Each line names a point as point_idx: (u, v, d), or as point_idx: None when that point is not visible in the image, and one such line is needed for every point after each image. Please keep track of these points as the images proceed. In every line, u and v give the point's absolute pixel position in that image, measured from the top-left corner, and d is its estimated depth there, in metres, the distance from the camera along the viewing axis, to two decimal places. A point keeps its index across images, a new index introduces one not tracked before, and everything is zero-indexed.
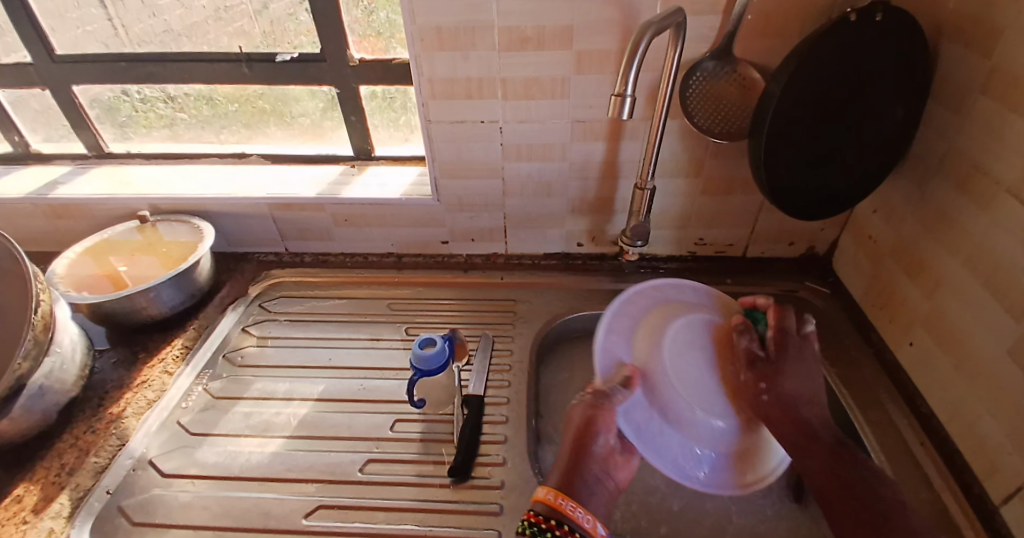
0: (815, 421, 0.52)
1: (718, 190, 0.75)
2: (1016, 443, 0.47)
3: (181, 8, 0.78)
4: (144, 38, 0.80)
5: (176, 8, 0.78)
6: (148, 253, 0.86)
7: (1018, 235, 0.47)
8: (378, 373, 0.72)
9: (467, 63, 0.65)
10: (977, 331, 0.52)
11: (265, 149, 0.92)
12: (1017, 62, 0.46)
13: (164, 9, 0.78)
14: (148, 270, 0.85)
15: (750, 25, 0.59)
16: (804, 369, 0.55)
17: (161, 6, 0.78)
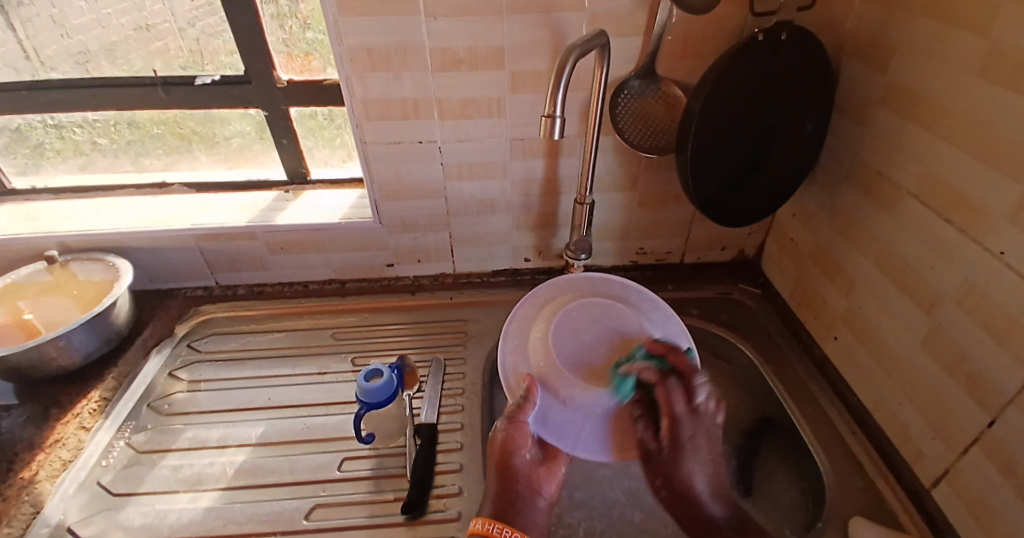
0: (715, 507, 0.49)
1: (653, 202, 0.77)
2: (936, 429, 0.51)
3: (99, 27, 0.72)
4: (53, 60, 0.73)
5: (92, 27, 0.72)
6: (57, 295, 0.77)
7: (920, 236, 0.52)
8: (322, 409, 0.68)
9: (401, 84, 0.64)
10: (892, 324, 0.56)
11: (189, 177, 0.86)
12: (909, 78, 0.51)
13: (77, 29, 0.72)
14: (60, 313, 0.76)
15: (671, 46, 0.62)
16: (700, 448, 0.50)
17: (73, 26, 0.72)
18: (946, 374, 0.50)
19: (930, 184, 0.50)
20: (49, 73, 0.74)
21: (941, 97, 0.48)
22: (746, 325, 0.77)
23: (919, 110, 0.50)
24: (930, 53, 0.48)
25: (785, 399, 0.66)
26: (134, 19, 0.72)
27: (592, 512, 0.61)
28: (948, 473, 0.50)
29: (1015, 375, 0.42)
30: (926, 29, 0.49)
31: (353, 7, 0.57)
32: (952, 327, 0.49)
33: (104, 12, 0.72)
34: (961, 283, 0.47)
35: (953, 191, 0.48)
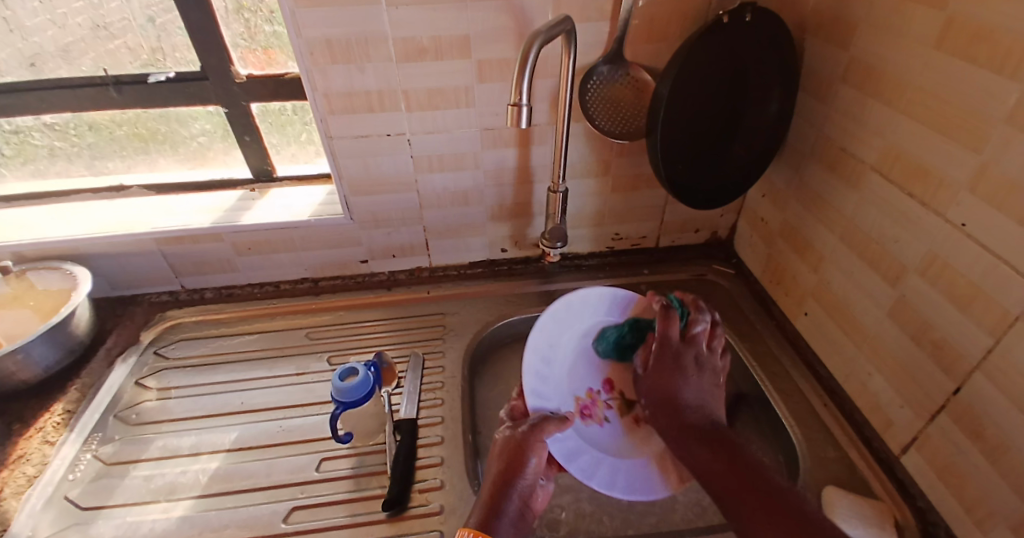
0: (698, 423, 0.52)
1: (627, 187, 0.78)
2: (905, 396, 0.53)
3: (55, 27, 0.68)
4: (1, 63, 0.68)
5: (47, 27, 0.67)
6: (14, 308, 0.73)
7: (884, 209, 0.53)
8: (299, 411, 0.67)
9: (365, 76, 0.62)
10: (859, 298, 0.58)
11: (148, 179, 0.83)
12: (869, 54, 0.52)
13: (32, 31, 0.67)
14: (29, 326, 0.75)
15: (637, 30, 0.62)
16: (687, 377, 0.55)
17: (27, 26, 0.67)
18: (912, 342, 0.51)
19: (891, 157, 0.51)
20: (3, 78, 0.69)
21: (900, 72, 0.49)
22: (719, 305, 0.78)
23: (880, 85, 0.51)
24: (887, 28, 0.49)
25: (760, 374, 0.68)
26: (91, 18, 0.68)
27: (582, 494, 0.61)
28: (916, 438, 0.52)
29: (979, 341, 0.44)
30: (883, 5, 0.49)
31: None
32: (917, 296, 0.50)
33: (58, 11, 0.67)
34: (924, 253, 0.49)
35: (913, 164, 0.49)
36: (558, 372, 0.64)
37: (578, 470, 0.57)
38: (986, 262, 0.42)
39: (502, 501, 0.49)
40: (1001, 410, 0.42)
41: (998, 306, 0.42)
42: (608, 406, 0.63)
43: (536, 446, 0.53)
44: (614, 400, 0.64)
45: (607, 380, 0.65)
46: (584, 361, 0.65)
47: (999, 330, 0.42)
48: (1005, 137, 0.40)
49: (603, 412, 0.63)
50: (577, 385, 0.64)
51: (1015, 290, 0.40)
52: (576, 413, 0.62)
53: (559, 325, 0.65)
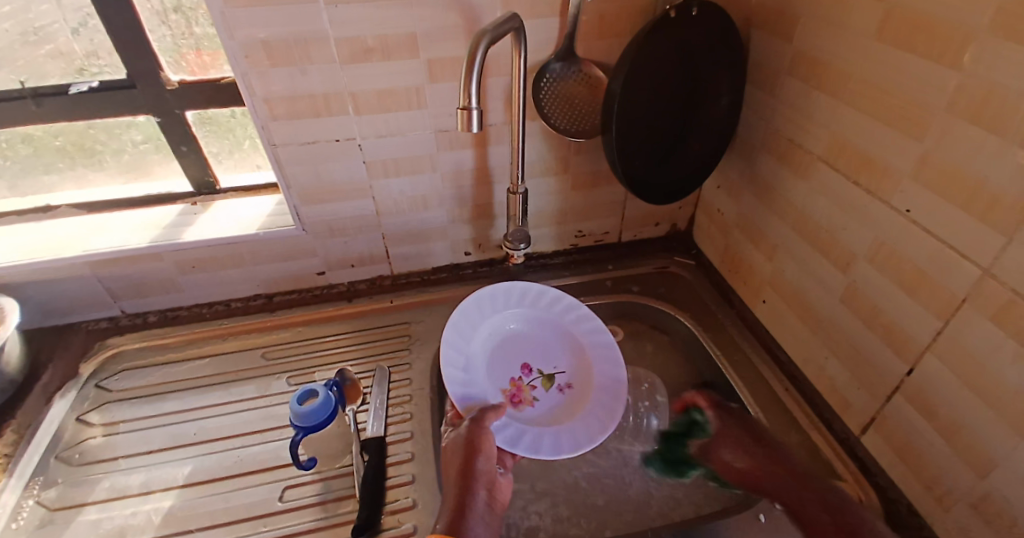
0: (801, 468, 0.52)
1: (587, 184, 0.77)
2: (861, 380, 0.55)
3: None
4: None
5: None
6: None
7: (832, 199, 0.54)
8: (259, 438, 0.64)
9: (307, 78, 0.59)
10: (813, 286, 0.59)
11: (78, 197, 0.77)
12: (813, 45, 0.53)
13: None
14: None
15: (587, 25, 0.61)
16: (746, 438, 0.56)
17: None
18: (865, 327, 0.52)
19: (838, 147, 0.52)
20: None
21: (843, 63, 0.49)
22: (682, 297, 0.79)
23: (824, 77, 0.52)
24: (829, 19, 0.50)
25: (724, 364, 0.68)
26: (21, 23, 0.62)
27: (558, 499, 0.61)
28: (874, 420, 0.54)
29: (929, 324, 0.45)
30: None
31: None
32: (868, 283, 0.51)
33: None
34: (873, 240, 0.50)
35: (859, 154, 0.50)
36: (479, 375, 0.64)
37: (525, 448, 0.57)
38: (932, 248, 0.44)
39: (468, 500, 0.48)
40: (953, 391, 0.44)
41: (945, 290, 0.43)
42: (533, 386, 0.66)
43: (484, 438, 0.53)
44: (536, 379, 0.67)
45: (524, 365, 0.68)
46: (499, 355, 0.68)
47: (947, 313, 0.43)
48: (947, 125, 0.41)
49: (530, 393, 0.65)
50: (500, 378, 0.66)
51: (959, 274, 0.42)
52: (507, 403, 0.64)
53: (464, 332, 0.66)
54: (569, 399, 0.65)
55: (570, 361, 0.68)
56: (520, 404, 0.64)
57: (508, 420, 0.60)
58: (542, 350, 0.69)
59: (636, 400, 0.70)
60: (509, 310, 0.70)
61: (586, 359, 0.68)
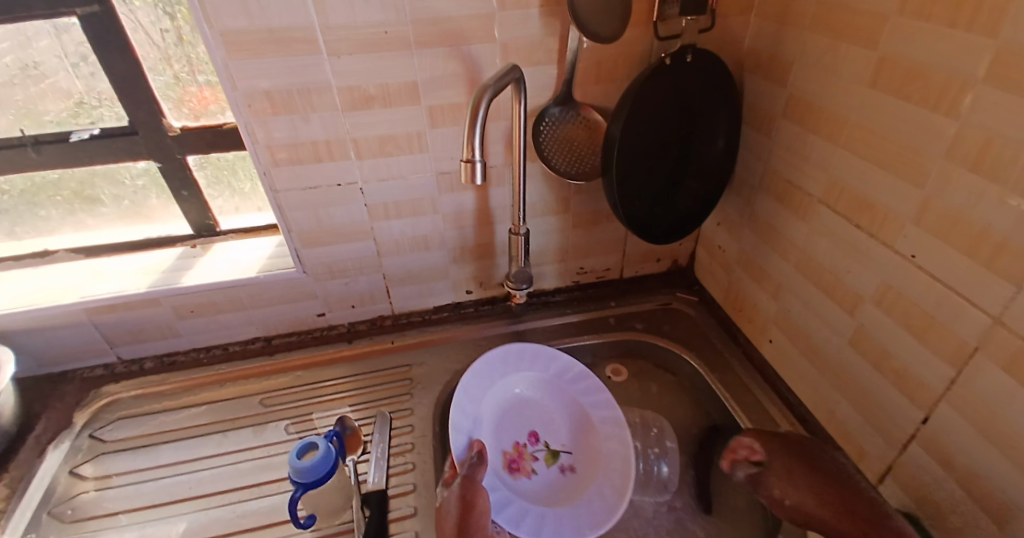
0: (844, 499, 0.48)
1: (587, 222, 0.77)
2: (874, 424, 0.54)
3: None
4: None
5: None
6: None
7: (834, 241, 0.54)
8: (256, 492, 0.62)
9: (309, 125, 0.59)
10: (820, 327, 0.58)
11: (74, 242, 0.76)
12: (807, 91, 0.53)
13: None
14: None
15: (585, 71, 0.62)
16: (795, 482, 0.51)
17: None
18: (876, 371, 0.52)
19: (837, 190, 0.52)
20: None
21: (838, 109, 0.50)
22: (687, 335, 0.78)
23: (820, 121, 0.53)
24: (822, 66, 0.51)
25: (732, 405, 0.67)
26: (19, 57, 0.61)
27: None
28: (891, 467, 0.52)
29: (941, 371, 0.44)
30: (817, 44, 0.51)
31: (248, 49, 0.52)
32: (875, 326, 0.51)
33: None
34: (878, 283, 0.49)
35: (859, 198, 0.50)
36: (485, 438, 0.65)
37: (507, 519, 0.57)
38: (938, 294, 0.43)
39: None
40: (968, 441, 0.43)
41: (954, 336, 0.42)
42: (535, 457, 0.66)
43: (478, 493, 0.52)
44: (539, 451, 0.67)
45: (532, 432, 0.69)
46: (509, 417, 0.69)
47: (958, 361, 0.42)
48: (946, 170, 0.41)
49: (530, 464, 0.65)
50: (503, 441, 0.67)
51: (968, 321, 0.41)
52: (506, 469, 0.64)
53: (475, 395, 0.67)
54: (567, 482, 0.64)
55: (577, 439, 0.68)
56: (516, 473, 0.64)
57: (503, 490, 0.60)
58: (549, 421, 0.70)
59: (646, 445, 0.69)
60: (525, 371, 0.71)
61: (592, 441, 0.66)
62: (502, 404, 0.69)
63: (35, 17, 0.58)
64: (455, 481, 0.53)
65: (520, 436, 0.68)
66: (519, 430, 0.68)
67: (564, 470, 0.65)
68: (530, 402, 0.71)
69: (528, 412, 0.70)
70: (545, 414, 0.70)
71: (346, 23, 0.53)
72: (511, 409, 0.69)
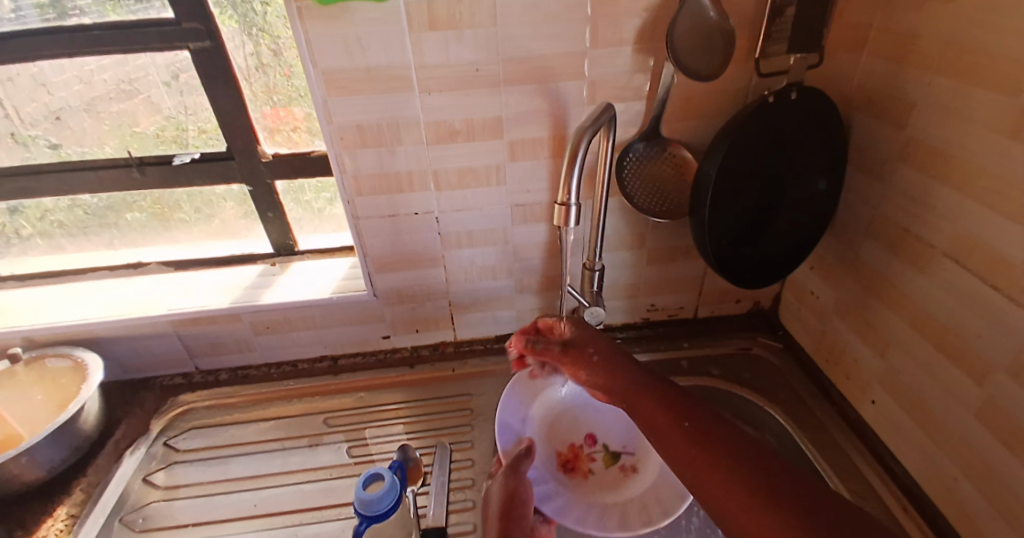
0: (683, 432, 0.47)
1: (663, 259, 0.74)
2: (999, 510, 0.47)
3: (81, 83, 0.65)
4: (30, 144, 0.68)
5: (72, 83, 0.65)
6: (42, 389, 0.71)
7: (959, 299, 0.48)
8: (317, 515, 0.63)
9: (395, 158, 0.60)
10: (936, 391, 0.53)
11: (162, 254, 0.81)
12: (931, 135, 0.49)
13: (56, 86, 0.65)
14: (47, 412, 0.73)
15: (674, 107, 0.59)
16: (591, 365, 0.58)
17: (52, 82, 0.65)
18: (1005, 451, 0.45)
19: (965, 244, 0.47)
20: (30, 161, 0.69)
21: (970, 158, 0.45)
22: (769, 385, 0.75)
23: (945, 169, 0.48)
24: (950, 111, 0.46)
25: (823, 467, 0.63)
26: (116, 74, 0.65)
27: None
28: None
29: None
30: (945, 88, 0.46)
31: (343, 86, 0.54)
32: (1007, 398, 0.45)
33: (85, 68, 0.64)
34: (1013, 353, 0.44)
35: (993, 254, 0.44)
36: (540, 438, 0.68)
37: (551, 509, 0.60)
38: None
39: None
40: None
41: None
42: (592, 458, 0.67)
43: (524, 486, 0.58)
44: (598, 452, 0.67)
45: (590, 434, 0.69)
46: (567, 419, 0.70)
47: None
48: None
49: (587, 465, 0.66)
50: (560, 440, 0.68)
51: None
52: (562, 466, 0.66)
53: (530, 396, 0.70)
54: (626, 482, 0.64)
55: (636, 442, 0.68)
56: (572, 472, 0.66)
57: (557, 488, 0.63)
58: (609, 424, 0.70)
59: None
60: None
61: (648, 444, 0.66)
62: (559, 406, 0.71)
63: (153, 49, 0.61)
64: (501, 471, 0.59)
65: (578, 436, 0.69)
66: (578, 432, 0.69)
67: (621, 471, 0.65)
68: (590, 404, 0.71)
69: (587, 415, 0.71)
70: (605, 416, 0.70)
71: (440, 61, 0.53)
72: (568, 410, 0.71)
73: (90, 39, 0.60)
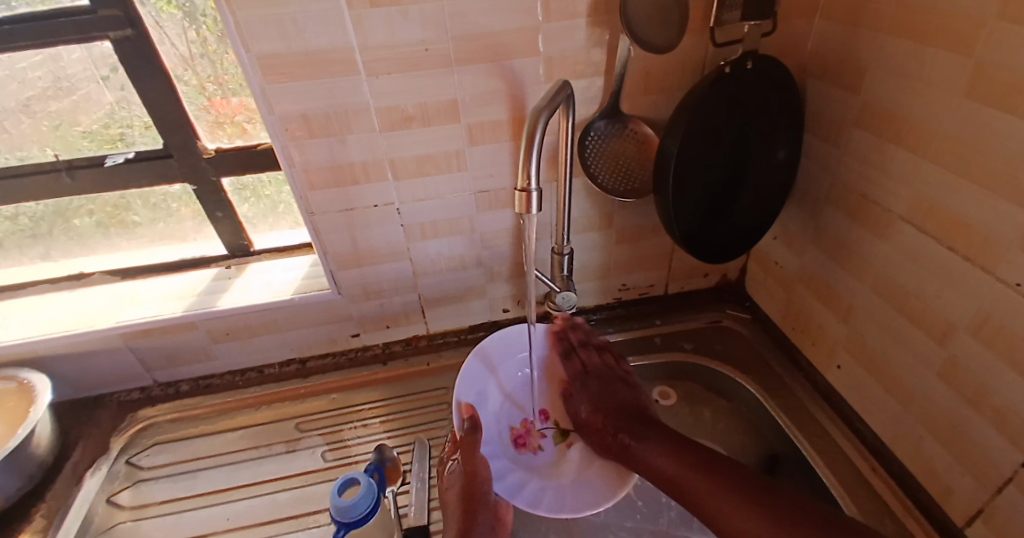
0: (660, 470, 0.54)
1: (631, 238, 0.73)
2: (964, 464, 0.48)
3: (14, 83, 0.59)
4: None
5: (5, 83, 0.59)
6: None
7: (919, 263, 0.49)
8: (293, 523, 0.61)
9: (346, 148, 0.57)
10: (899, 355, 0.54)
11: (110, 263, 0.76)
12: (886, 99, 0.49)
13: None
14: None
15: (633, 82, 0.58)
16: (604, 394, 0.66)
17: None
18: (969, 408, 0.47)
19: (923, 208, 0.47)
20: None
21: (925, 120, 0.45)
22: (741, 356, 0.75)
23: (901, 132, 0.48)
24: (905, 74, 0.46)
25: (796, 434, 0.64)
26: (52, 71, 0.59)
27: None
28: (982, 510, 0.48)
29: None
30: (899, 50, 0.46)
31: (283, 71, 0.50)
32: (969, 358, 0.46)
33: (17, 65, 0.58)
34: (974, 312, 0.44)
35: (950, 216, 0.45)
36: (491, 419, 0.68)
37: (504, 488, 0.59)
38: None
39: (472, 521, 0.52)
40: None
41: None
42: (542, 434, 0.68)
43: (478, 461, 0.57)
44: (547, 428, 0.69)
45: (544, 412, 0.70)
46: (515, 401, 0.71)
47: None
48: None
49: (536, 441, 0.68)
50: (509, 419, 0.69)
51: None
52: (513, 444, 0.67)
53: (483, 375, 0.69)
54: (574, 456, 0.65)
55: None
56: (521, 447, 0.67)
57: (509, 467, 0.63)
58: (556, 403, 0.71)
59: None
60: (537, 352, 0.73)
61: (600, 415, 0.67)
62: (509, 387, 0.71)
63: (68, 42, 0.56)
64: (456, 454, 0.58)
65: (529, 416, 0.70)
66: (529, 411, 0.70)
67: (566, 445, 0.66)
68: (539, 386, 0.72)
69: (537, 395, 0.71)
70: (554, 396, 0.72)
71: (386, 42, 0.50)
72: (519, 391, 0.71)
73: (1, 34, 0.54)
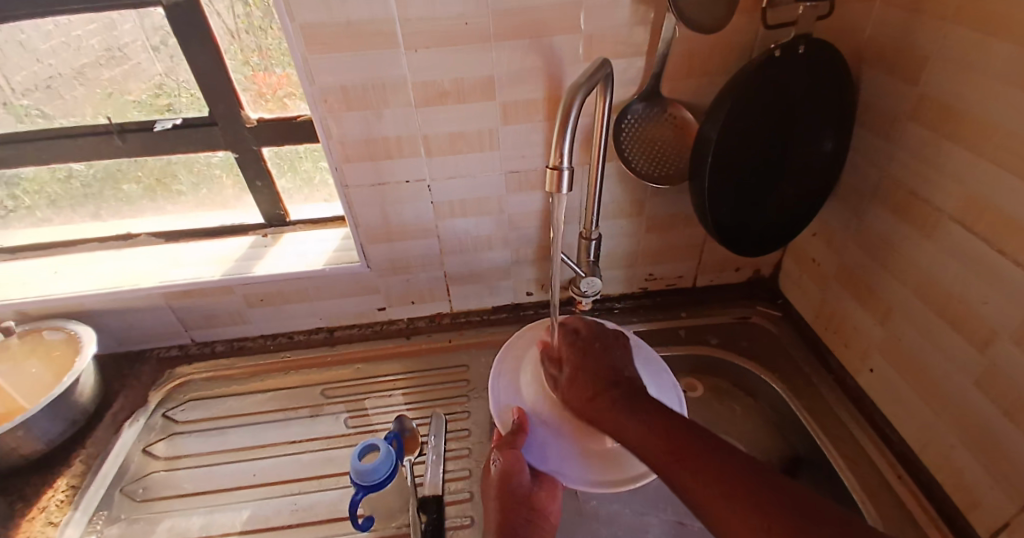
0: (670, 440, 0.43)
1: (662, 227, 0.72)
2: (995, 477, 0.46)
3: (70, 50, 0.63)
4: (20, 115, 0.66)
5: (61, 50, 0.62)
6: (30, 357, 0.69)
7: (966, 264, 0.47)
8: (316, 484, 0.64)
9: (382, 122, 0.58)
10: (936, 361, 0.52)
11: (155, 226, 0.79)
12: (944, 90, 0.46)
13: (46, 54, 0.62)
14: (42, 380, 0.72)
15: (674, 64, 0.57)
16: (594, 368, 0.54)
17: (39, 49, 0.62)
18: (1005, 419, 0.44)
19: (976, 206, 0.45)
20: (19, 129, 0.66)
21: (987, 113, 0.42)
22: (769, 355, 0.73)
23: (958, 125, 0.45)
24: (966, 62, 0.43)
25: (818, 435, 0.62)
26: (106, 39, 0.62)
27: None
28: (1008, 526, 0.46)
29: None
30: (960, 38, 0.43)
31: (323, 42, 0.51)
32: (1010, 366, 0.43)
33: (74, 33, 0.61)
34: (1019, 320, 0.42)
35: (1002, 218, 0.42)
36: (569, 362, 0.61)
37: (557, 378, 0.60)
38: None
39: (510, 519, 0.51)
40: None
41: None
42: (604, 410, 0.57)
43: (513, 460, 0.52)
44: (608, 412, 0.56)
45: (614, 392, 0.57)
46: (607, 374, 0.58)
47: None
48: None
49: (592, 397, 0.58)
50: None
51: None
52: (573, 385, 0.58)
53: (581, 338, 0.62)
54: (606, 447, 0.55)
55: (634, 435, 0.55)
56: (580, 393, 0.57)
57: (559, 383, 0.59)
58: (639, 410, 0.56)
59: None
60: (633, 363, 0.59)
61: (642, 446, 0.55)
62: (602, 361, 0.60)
63: (123, 8, 0.58)
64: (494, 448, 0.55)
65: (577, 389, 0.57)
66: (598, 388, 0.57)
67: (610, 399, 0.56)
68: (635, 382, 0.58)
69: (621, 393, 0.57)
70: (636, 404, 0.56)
71: (425, 15, 0.50)
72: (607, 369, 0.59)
73: None
